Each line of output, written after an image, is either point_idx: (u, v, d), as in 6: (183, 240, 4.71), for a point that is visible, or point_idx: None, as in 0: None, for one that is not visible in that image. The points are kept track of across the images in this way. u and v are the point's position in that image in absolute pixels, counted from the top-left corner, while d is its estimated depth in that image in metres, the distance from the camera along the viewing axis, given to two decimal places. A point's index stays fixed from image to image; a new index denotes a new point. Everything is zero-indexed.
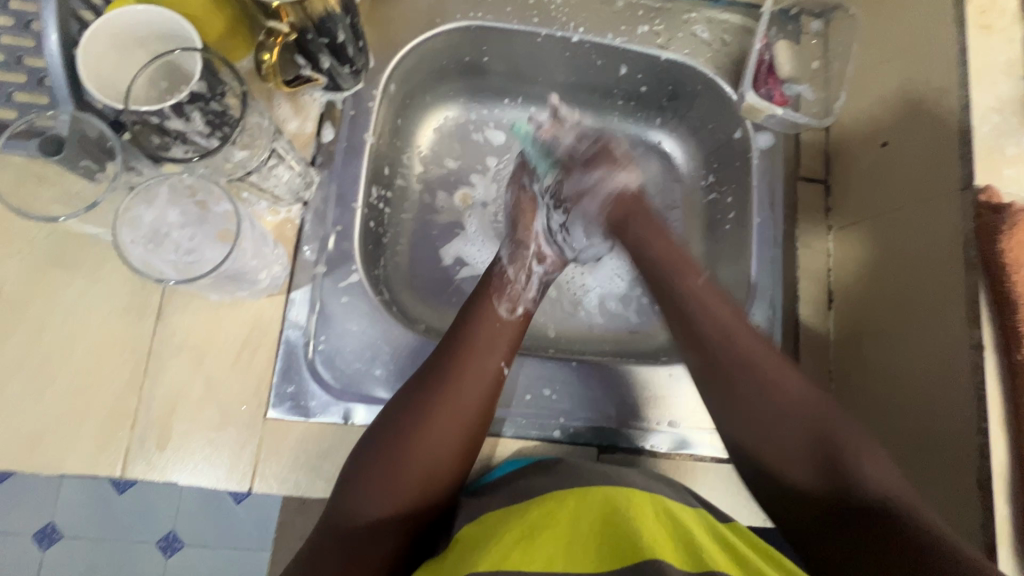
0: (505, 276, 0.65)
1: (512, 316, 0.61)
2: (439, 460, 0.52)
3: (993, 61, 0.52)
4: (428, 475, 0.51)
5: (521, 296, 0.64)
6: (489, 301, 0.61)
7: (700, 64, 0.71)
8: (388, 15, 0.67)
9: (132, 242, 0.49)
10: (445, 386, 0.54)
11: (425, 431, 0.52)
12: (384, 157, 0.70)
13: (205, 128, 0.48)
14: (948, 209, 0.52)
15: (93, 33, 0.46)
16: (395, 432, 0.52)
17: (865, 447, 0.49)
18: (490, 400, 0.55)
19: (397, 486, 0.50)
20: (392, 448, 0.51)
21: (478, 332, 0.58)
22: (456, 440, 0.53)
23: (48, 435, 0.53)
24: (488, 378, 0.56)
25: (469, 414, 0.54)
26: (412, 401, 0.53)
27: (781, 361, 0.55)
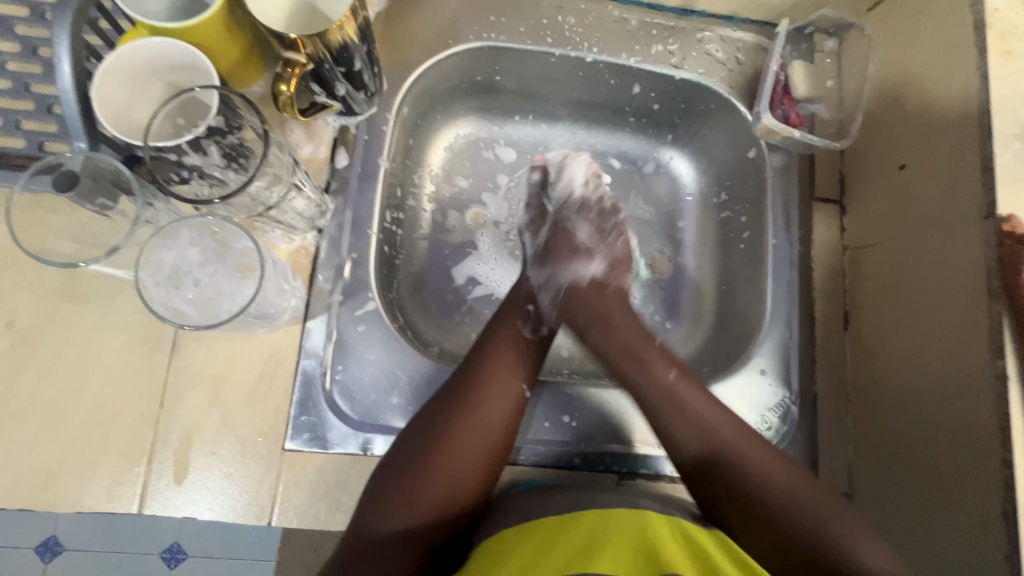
0: (529, 295, 0.65)
1: (535, 335, 0.61)
2: (464, 473, 0.52)
3: (1014, 87, 0.52)
4: (452, 487, 0.51)
5: (545, 318, 0.64)
6: (513, 319, 0.62)
7: (714, 84, 0.70)
8: (400, 36, 0.66)
9: (155, 285, 0.48)
10: (475, 402, 0.54)
11: (453, 444, 0.52)
12: (396, 177, 0.69)
13: (221, 162, 0.47)
14: (969, 236, 0.52)
15: (106, 68, 0.45)
16: (425, 443, 0.52)
17: (853, 527, 0.51)
18: (518, 415, 0.55)
19: (421, 497, 0.50)
20: (418, 460, 0.51)
21: (504, 349, 0.58)
22: (481, 456, 0.53)
23: (64, 471, 0.52)
24: (513, 394, 0.56)
25: (494, 430, 0.54)
26: (441, 412, 0.53)
27: (757, 444, 0.55)
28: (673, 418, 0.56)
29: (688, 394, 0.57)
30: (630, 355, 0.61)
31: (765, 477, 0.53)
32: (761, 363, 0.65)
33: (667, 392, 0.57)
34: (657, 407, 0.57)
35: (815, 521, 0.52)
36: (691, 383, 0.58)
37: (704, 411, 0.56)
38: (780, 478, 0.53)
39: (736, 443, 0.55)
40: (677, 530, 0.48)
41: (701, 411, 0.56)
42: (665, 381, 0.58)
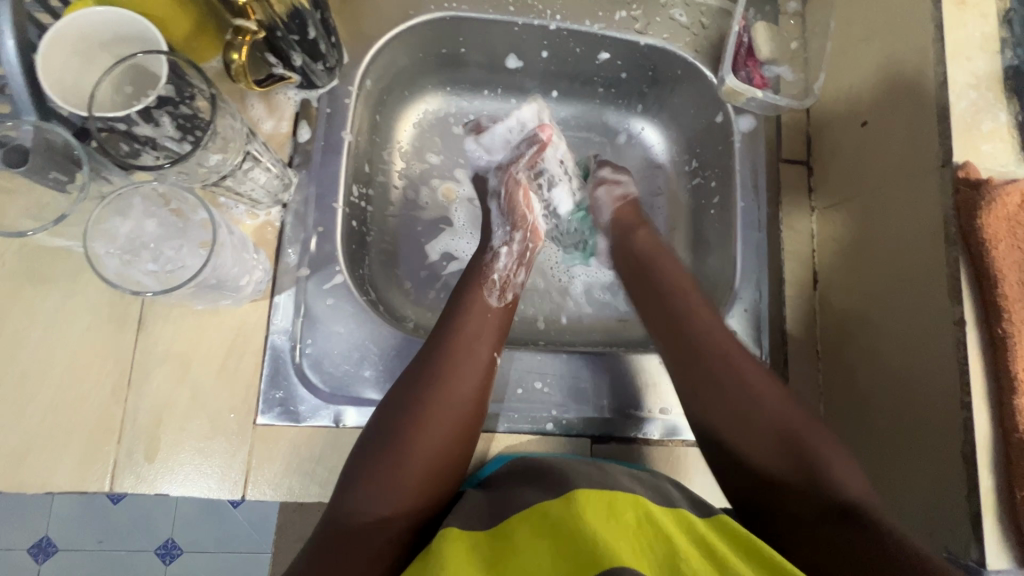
0: (494, 265, 0.64)
1: (499, 304, 0.61)
2: (440, 457, 0.51)
3: (968, 35, 0.52)
4: (432, 471, 0.50)
5: (510, 282, 0.63)
6: (476, 292, 0.60)
7: (679, 49, 0.70)
8: (360, 9, 0.65)
9: (107, 254, 0.48)
10: (441, 381, 0.53)
11: (424, 426, 0.51)
12: (363, 154, 0.68)
13: (176, 134, 0.47)
14: (928, 185, 0.53)
15: (52, 37, 0.44)
16: (396, 427, 0.51)
17: (838, 457, 0.51)
18: (486, 390, 0.55)
19: (401, 485, 0.49)
20: (392, 449, 0.50)
21: (468, 324, 0.57)
22: (453, 436, 0.52)
23: (32, 453, 0.52)
24: (481, 369, 0.55)
25: (466, 408, 0.53)
26: (410, 394, 0.52)
27: (772, 385, 0.56)
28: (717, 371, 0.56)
29: (733, 354, 0.57)
30: (654, 292, 0.64)
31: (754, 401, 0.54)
32: (732, 324, 0.66)
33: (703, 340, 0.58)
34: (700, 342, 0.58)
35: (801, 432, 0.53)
36: (722, 331, 0.59)
37: (747, 369, 0.56)
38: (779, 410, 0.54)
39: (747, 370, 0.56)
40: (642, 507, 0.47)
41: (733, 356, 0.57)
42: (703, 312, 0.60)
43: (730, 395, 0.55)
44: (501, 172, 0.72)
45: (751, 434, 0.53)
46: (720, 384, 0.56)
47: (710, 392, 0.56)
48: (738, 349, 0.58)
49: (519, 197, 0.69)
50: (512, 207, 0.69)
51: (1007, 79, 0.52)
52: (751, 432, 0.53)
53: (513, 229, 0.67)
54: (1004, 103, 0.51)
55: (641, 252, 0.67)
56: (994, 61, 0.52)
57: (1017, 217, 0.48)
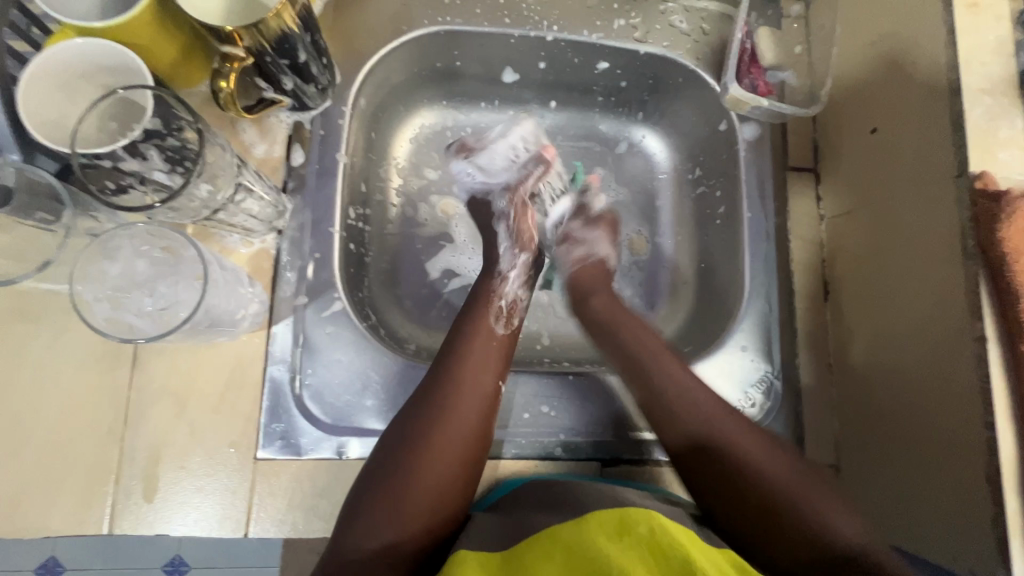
0: (500, 289, 0.62)
1: (505, 330, 0.59)
2: (444, 489, 0.49)
3: (981, 39, 0.51)
4: (436, 503, 0.48)
5: (515, 307, 0.61)
6: (481, 317, 0.58)
7: (680, 57, 0.68)
8: (352, 26, 0.64)
9: (96, 300, 0.46)
10: (445, 411, 0.51)
11: (428, 458, 0.49)
12: (359, 173, 0.67)
13: (164, 166, 0.45)
14: (943, 195, 0.51)
15: (30, 77, 0.43)
16: (399, 459, 0.49)
17: (827, 504, 0.49)
18: (491, 420, 0.53)
19: (403, 518, 0.47)
20: (394, 482, 0.48)
21: (473, 349, 0.55)
22: (458, 468, 0.50)
23: (28, 496, 0.50)
24: (486, 398, 0.53)
25: (471, 438, 0.51)
26: (413, 424, 0.51)
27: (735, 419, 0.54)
28: (676, 405, 0.55)
29: (682, 380, 0.56)
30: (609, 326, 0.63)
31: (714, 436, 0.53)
32: (742, 339, 0.64)
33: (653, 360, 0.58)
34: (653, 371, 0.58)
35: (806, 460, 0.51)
36: (658, 343, 0.60)
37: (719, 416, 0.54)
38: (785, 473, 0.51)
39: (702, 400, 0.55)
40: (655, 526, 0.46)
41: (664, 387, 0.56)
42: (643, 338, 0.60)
43: (705, 434, 0.53)
44: (508, 195, 0.69)
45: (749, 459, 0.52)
46: (680, 418, 0.55)
47: (691, 420, 0.54)
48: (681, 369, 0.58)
49: (527, 221, 0.68)
50: (521, 234, 0.67)
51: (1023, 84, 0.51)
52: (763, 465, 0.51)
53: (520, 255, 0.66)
54: (1021, 109, 0.50)
55: (622, 268, 0.67)
56: (1008, 66, 0.51)
57: None
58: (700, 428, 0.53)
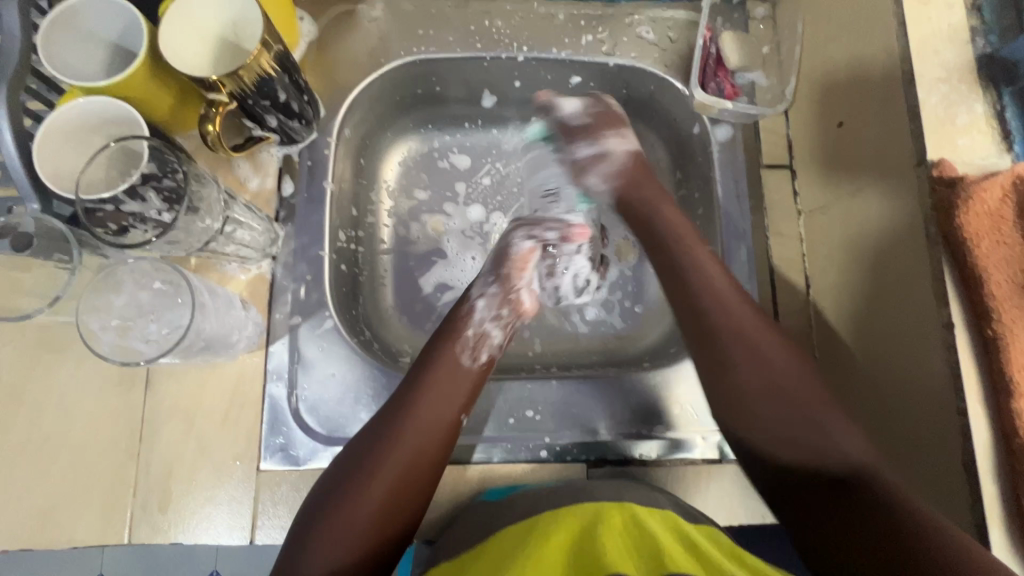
0: (472, 317, 0.63)
1: (473, 364, 0.60)
2: (385, 505, 0.50)
3: (933, 28, 0.52)
4: (378, 518, 0.50)
5: (485, 340, 0.63)
6: (449, 348, 0.60)
7: (649, 66, 0.70)
8: (335, 63, 0.69)
9: (102, 330, 0.51)
10: (403, 433, 0.53)
11: (375, 478, 0.51)
12: (349, 198, 0.71)
13: (162, 206, 0.50)
14: (907, 185, 0.52)
15: (45, 131, 0.49)
16: (352, 474, 0.51)
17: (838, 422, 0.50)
18: (445, 445, 0.55)
19: (347, 530, 0.49)
20: (345, 494, 0.50)
21: (440, 380, 0.57)
22: (402, 489, 0.51)
23: (57, 511, 0.55)
24: (444, 427, 0.55)
25: (422, 459, 0.53)
26: (369, 441, 0.53)
27: (760, 327, 0.56)
28: (718, 331, 0.56)
29: (730, 303, 0.57)
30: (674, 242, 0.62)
31: (758, 360, 0.54)
32: None
33: (728, 316, 0.56)
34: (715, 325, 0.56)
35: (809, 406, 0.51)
36: (721, 275, 0.59)
37: (753, 334, 0.55)
38: (785, 366, 0.54)
39: (766, 347, 0.54)
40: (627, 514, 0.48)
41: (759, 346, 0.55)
42: (716, 285, 0.58)
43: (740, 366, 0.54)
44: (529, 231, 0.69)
45: (770, 377, 0.53)
46: (727, 352, 0.55)
47: (735, 353, 0.55)
48: (728, 291, 0.58)
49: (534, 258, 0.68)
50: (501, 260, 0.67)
51: (980, 69, 0.51)
52: (761, 408, 0.53)
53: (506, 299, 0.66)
54: (978, 94, 0.50)
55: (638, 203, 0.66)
56: (963, 52, 0.51)
57: (999, 213, 0.46)
58: (740, 358, 0.54)
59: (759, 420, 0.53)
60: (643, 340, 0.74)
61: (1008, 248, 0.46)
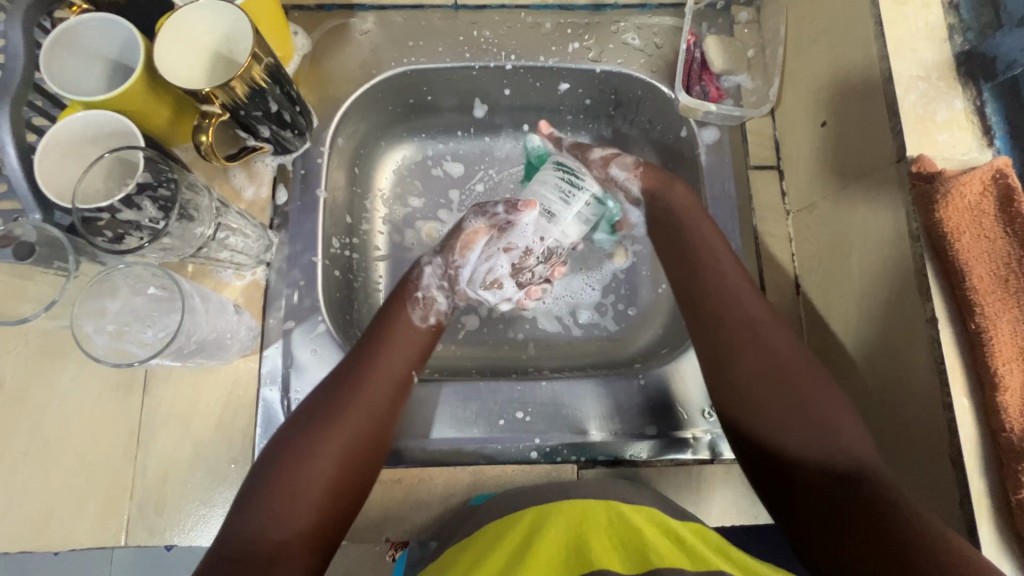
0: (421, 281, 0.66)
1: (422, 324, 0.63)
2: (343, 467, 0.51)
3: (910, 27, 0.52)
4: (336, 481, 0.51)
5: (432, 304, 0.66)
6: (397, 311, 0.63)
7: (635, 71, 0.71)
8: (328, 76, 0.71)
9: (96, 333, 0.52)
10: (354, 393, 0.55)
11: (330, 439, 0.51)
12: (343, 207, 0.72)
13: (158, 214, 0.52)
14: (889, 181, 0.52)
15: (46, 143, 0.51)
16: (304, 436, 0.51)
17: (846, 420, 0.50)
18: (395, 405, 0.57)
19: (301, 493, 0.49)
20: (299, 456, 0.50)
21: (387, 342, 0.60)
22: (360, 451, 0.53)
23: (57, 514, 0.56)
24: (392, 383, 0.57)
25: (378, 420, 0.55)
26: (323, 402, 0.54)
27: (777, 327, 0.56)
28: (730, 325, 0.57)
29: (744, 301, 0.58)
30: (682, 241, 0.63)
31: (770, 355, 0.54)
32: None
33: (739, 324, 0.57)
34: (733, 339, 0.56)
35: (816, 404, 0.51)
36: (738, 272, 0.60)
37: (768, 331, 0.56)
38: (794, 360, 0.54)
39: (782, 345, 0.55)
40: (612, 510, 0.48)
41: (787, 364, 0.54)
42: (736, 283, 0.59)
43: (750, 360, 0.55)
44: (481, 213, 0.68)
45: (784, 372, 0.53)
46: (740, 346, 0.55)
47: (749, 350, 0.55)
48: (747, 288, 0.59)
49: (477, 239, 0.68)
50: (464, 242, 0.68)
51: (959, 66, 0.52)
52: (767, 400, 0.53)
53: (446, 275, 0.68)
54: (957, 91, 0.51)
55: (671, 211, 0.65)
56: (941, 51, 0.52)
57: (977, 207, 0.46)
58: (750, 350, 0.55)
59: (774, 409, 0.52)
60: (636, 342, 0.74)
61: (988, 241, 0.46)
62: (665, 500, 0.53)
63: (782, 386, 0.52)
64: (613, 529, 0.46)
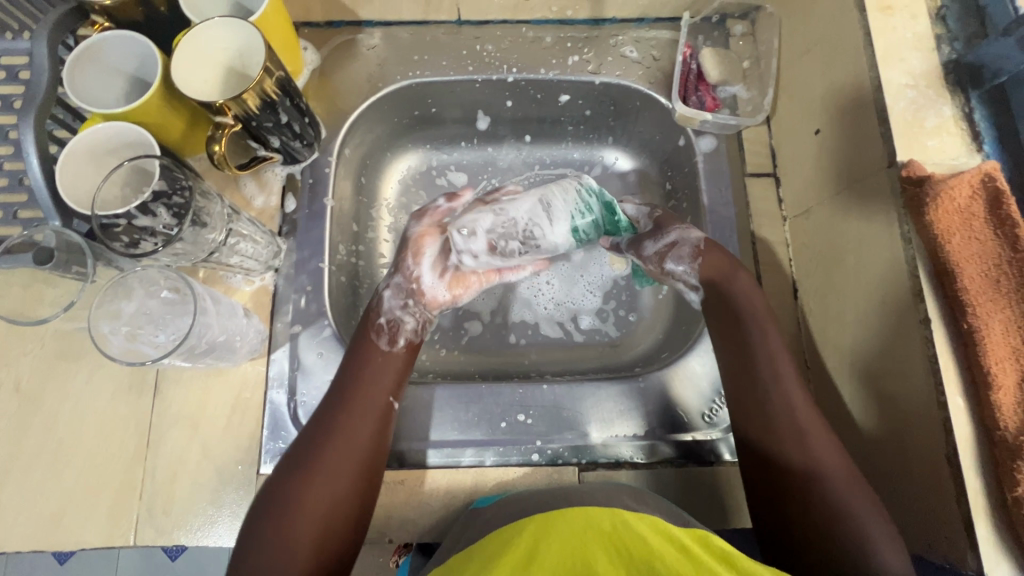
0: (384, 308, 0.64)
1: (392, 349, 0.61)
2: (332, 509, 0.50)
3: (898, 37, 0.54)
4: (326, 525, 0.50)
5: (401, 326, 0.64)
6: (366, 341, 0.61)
7: (634, 82, 0.73)
8: (337, 89, 0.73)
9: (113, 332, 0.54)
10: (332, 433, 0.53)
11: (314, 485, 0.51)
12: (350, 215, 0.74)
13: (171, 220, 0.54)
14: (882, 185, 0.53)
15: (67, 152, 0.53)
16: (290, 484, 0.51)
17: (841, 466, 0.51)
18: (379, 437, 0.56)
19: (292, 543, 0.48)
20: (286, 506, 0.49)
21: (360, 374, 0.58)
22: (345, 491, 0.52)
23: (67, 514, 0.58)
24: (371, 417, 0.56)
25: (361, 457, 0.53)
26: (303, 447, 0.53)
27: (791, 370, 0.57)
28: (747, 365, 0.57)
29: (770, 341, 0.58)
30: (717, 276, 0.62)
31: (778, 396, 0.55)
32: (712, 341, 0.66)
33: (764, 362, 0.57)
34: (777, 424, 0.54)
35: (814, 447, 0.52)
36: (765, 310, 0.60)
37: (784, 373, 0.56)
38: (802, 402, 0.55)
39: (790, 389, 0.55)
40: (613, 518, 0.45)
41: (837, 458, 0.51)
42: (762, 321, 0.59)
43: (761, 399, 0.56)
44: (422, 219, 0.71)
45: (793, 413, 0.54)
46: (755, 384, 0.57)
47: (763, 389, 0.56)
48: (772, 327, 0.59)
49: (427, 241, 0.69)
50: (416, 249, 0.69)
51: (947, 74, 0.53)
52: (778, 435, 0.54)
53: (405, 288, 0.66)
54: (945, 98, 0.52)
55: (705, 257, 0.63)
56: (929, 59, 0.53)
57: (968, 209, 0.47)
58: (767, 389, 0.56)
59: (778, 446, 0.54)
60: (637, 347, 0.75)
61: (979, 243, 0.46)
62: (671, 510, 0.53)
63: (806, 452, 0.52)
64: (614, 538, 0.43)
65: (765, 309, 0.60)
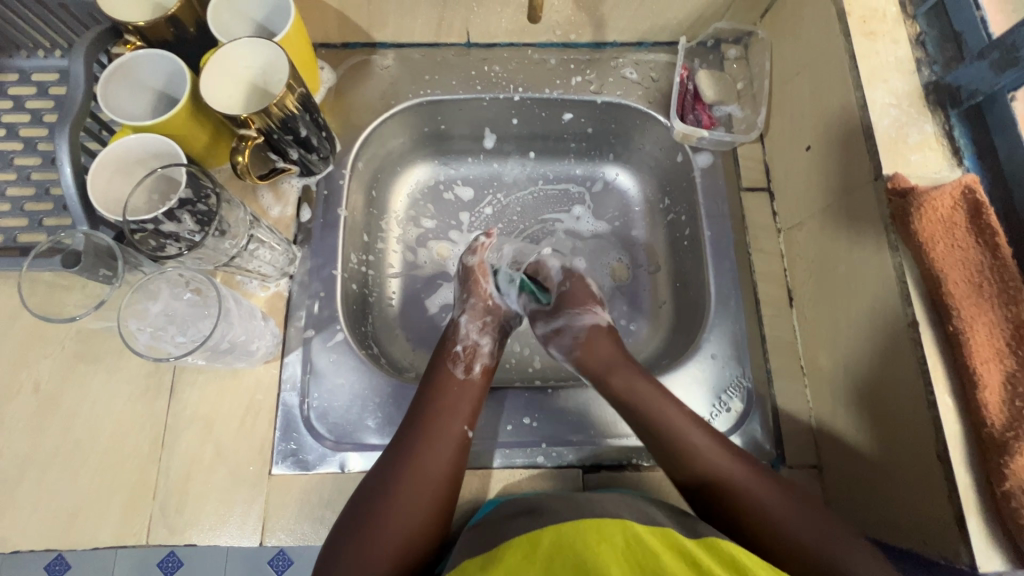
0: (458, 334, 0.69)
1: (468, 376, 0.65)
2: (413, 530, 0.54)
3: (880, 61, 0.58)
4: (405, 543, 0.53)
5: (477, 352, 0.68)
6: (443, 366, 0.65)
7: (634, 102, 0.77)
8: (351, 106, 0.77)
9: (139, 330, 0.57)
10: (414, 453, 0.57)
11: (396, 502, 0.55)
12: (362, 226, 0.77)
13: (195, 227, 0.56)
14: (869, 197, 0.56)
15: (100, 160, 0.56)
16: (374, 502, 0.55)
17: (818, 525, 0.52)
18: (458, 462, 0.59)
19: (374, 558, 0.52)
20: (371, 524, 0.53)
21: (440, 399, 0.62)
22: (426, 510, 0.55)
23: (81, 513, 0.59)
24: (452, 441, 0.59)
25: (441, 479, 0.57)
26: (388, 467, 0.57)
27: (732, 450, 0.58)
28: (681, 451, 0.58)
29: (680, 424, 0.59)
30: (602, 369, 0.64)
31: (734, 472, 0.56)
32: (711, 348, 0.68)
33: (707, 443, 0.58)
34: (750, 491, 0.55)
35: (784, 517, 0.53)
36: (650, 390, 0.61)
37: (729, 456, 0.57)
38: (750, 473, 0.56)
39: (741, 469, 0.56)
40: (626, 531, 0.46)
41: (811, 541, 0.51)
42: (654, 406, 0.60)
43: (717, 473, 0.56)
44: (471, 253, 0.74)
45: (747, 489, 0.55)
46: (703, 460, 0.57)
47: (711, 467, 0.57)
48: (670, 404, 0.60)
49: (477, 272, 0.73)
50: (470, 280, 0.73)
51: (928, 95, 0.57)
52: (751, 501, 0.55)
53: (480, 305, 0.71)
54: (927, 116, 0.56)
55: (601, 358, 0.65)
56: (911, 81, 0.57)
57: (951, 219, 0.50)
58: (721, 467, 0.57)
59: (755, 516, 0.54)
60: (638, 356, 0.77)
61: (962, 250, 0.49)
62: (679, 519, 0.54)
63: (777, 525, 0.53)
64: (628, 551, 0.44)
65: (653, 394, 0.61)
